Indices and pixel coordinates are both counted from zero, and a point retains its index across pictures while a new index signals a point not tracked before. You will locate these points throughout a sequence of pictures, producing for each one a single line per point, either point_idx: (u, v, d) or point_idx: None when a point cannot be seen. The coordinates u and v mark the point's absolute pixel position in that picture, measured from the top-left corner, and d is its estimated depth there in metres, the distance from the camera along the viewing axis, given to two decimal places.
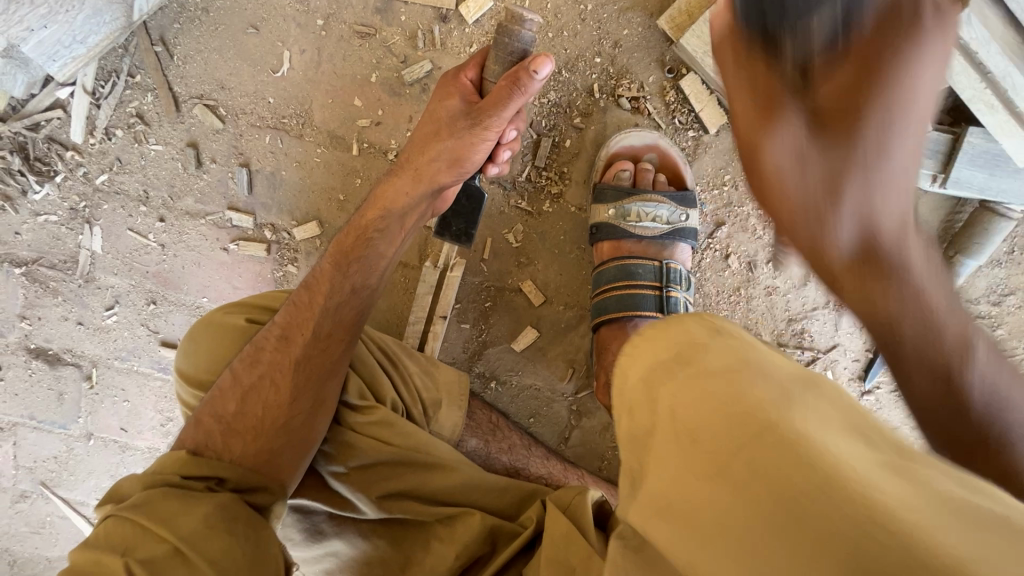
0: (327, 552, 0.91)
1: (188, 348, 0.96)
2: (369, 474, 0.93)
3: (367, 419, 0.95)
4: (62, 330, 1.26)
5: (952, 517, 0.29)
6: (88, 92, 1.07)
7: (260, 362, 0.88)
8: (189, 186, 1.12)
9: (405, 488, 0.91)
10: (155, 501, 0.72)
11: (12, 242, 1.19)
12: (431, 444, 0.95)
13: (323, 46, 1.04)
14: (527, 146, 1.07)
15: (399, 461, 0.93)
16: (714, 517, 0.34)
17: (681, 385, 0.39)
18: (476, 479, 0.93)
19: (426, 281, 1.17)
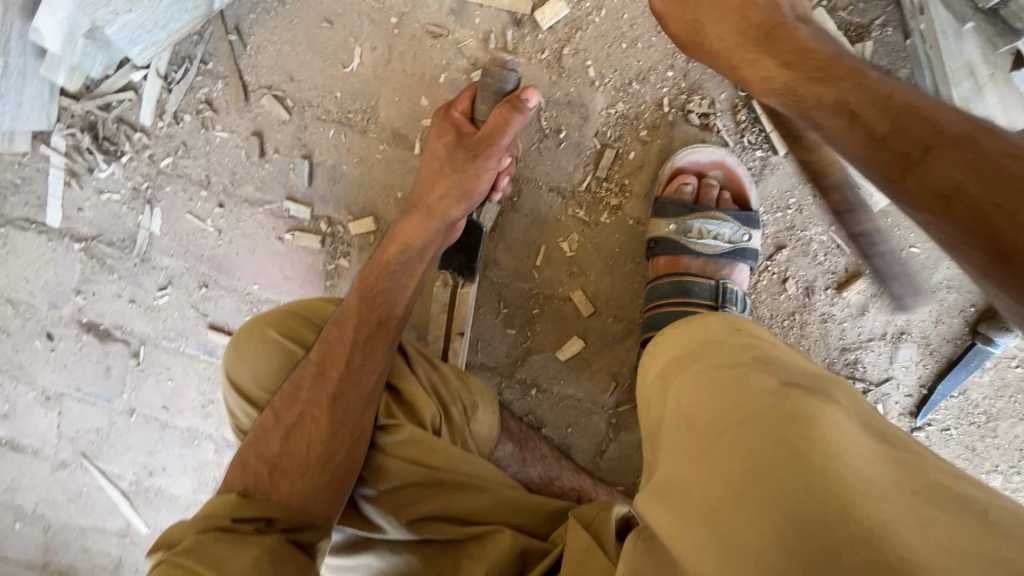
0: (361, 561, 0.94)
1: (230, 354, 0.96)
2: (397, 495, 0.94)
3: (395, 439, 0.94)
4: (115, 307, 1.28)
5: (881, 489, 0.45)
6: (161, 76, 1.08)
7: (303, 392, 0.91)
8: (250, 174, 1.14)
9: (433, 510, 0.92)
10: (206, 545, 0.75)
11: (74, 217, 1.22)
12: (454, 462, 0.94)
13: (394, 43, 1.04)
14: (590, 156, 1.06)
15: (425, 482, 0.93)
16: (725, 473, 0.51)
17: (691, 370, 0.64)
18: (504, 500, 0.94)
19: (439, 299, 1.13)
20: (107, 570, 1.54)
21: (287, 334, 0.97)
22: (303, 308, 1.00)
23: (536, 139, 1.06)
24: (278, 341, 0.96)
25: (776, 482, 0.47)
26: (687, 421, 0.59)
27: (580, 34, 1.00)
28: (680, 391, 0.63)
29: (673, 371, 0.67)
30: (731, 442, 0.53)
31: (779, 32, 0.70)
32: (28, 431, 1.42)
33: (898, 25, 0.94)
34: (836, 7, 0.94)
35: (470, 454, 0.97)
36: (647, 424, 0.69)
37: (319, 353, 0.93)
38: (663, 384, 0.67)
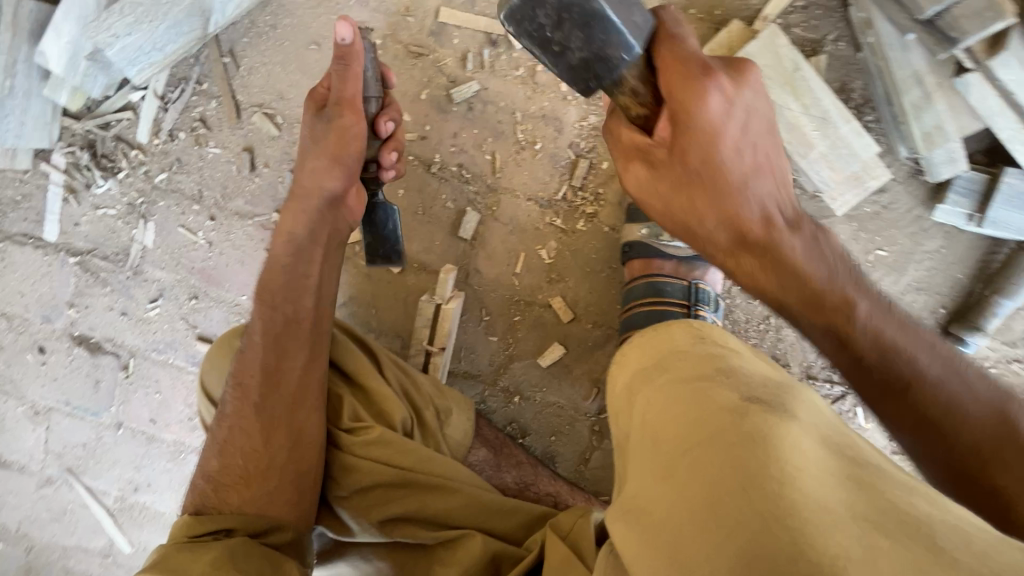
0: None
1: (209, 366, 0.99)
2: (369, 497, 0.94)
3: (363, 444, 0.95)
4: (107, 320, 1.31)
5: (833, 513, 0.47)
6: (159, 96, 1.14)
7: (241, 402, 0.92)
8: (241, 187, 1.18)
9: (405, 511, 0.93)
10: (168, 558, 0.80)
11: (71, 232, 1.26)
12: (431, 463, 0.95)
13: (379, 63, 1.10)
14: (565, 166, 1.10)
15: (395, 485, 0.93)
16: (685, 498, 0.53)
17: (655, 383, 0.65)
18: (475, 498, 0.95)
19: (424, 314, 1.12)
20: None
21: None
22: None
23: (513, 150, 1.11)
24: None
25: (731, 511, 0.49)
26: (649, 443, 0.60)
27: None
28: (643, 410, 0.64)
29: (638, 384, 0.68)
30: (691, 475, 0.53)
31: (778, 241, 0.65)
32: (16, 447, 1.42)
33: (849, 41, 0.99)
34: (790, 24, 1.00)
35: (440, 455, 0.98)
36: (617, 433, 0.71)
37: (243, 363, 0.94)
38: (630, 396, 0.68)
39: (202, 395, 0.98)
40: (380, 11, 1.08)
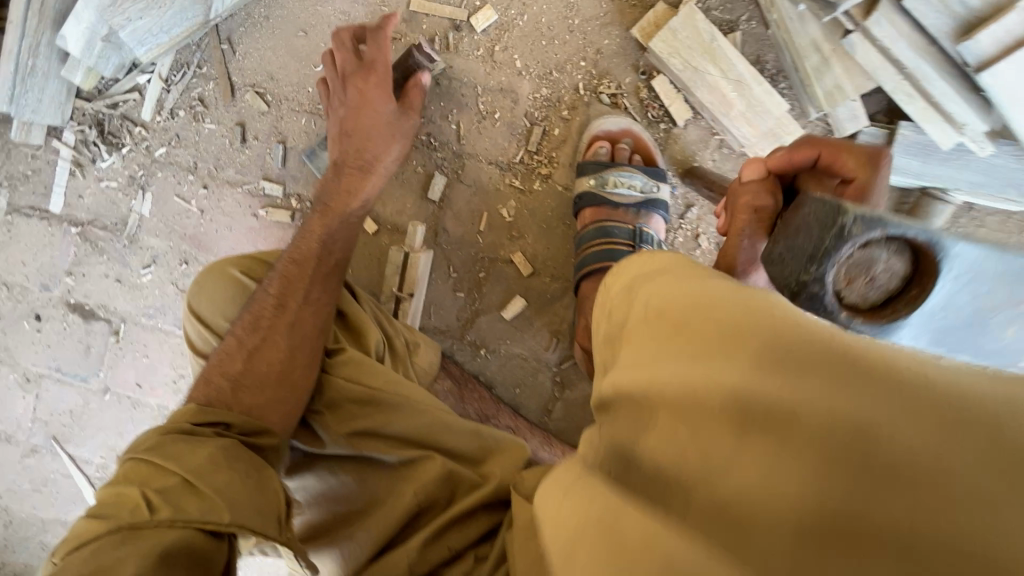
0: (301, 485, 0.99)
1: (197, 287, 1.08)
2: (341, 413, 1.02)
3: (339, 361, 1.05)
4: (101, 286, 1.40)
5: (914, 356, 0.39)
6: (163, 79, 1.29)
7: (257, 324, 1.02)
8: (232, 159, 1.32)
9: (372, 428, 0.99)
10: (164, 445, 0.85)
11: (75, 204, 1.38)
12: (396, 384, 1.03)
13: (357, 47, 1.26)
14: (521, 133, 1.25)
15: (366, 401, 1.01)
16: (739, 344, 0.42)
17: (661, 275, 0.55)
18: (441, 423, 1.01)
19: (393, 262, 1.25)
20: None
21: (247, 272, 1.09)
22: (261, 253, 1.13)
23: (476, 119, 1.25)
24: (237, 277, 1.08)
25: (813, 349, 0.39)
26: (642, 338, 0.50)
27: (508, 35, 1.22)
28: (648, 296, 0.52)
29: (642, 279, 0.57)
30: (747, 322, 0.43)
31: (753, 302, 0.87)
32: (4, 416, 1.47)
33: (760, 20, 1.15)
34: (709, 7, 1.15)
35: (407, 380, 1.07)
36: (605, 337, 0.59)
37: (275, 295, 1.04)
38: (629, 297, 0.57)
39: (189, 313, 1.07)
40: (359, 3, 1.25)
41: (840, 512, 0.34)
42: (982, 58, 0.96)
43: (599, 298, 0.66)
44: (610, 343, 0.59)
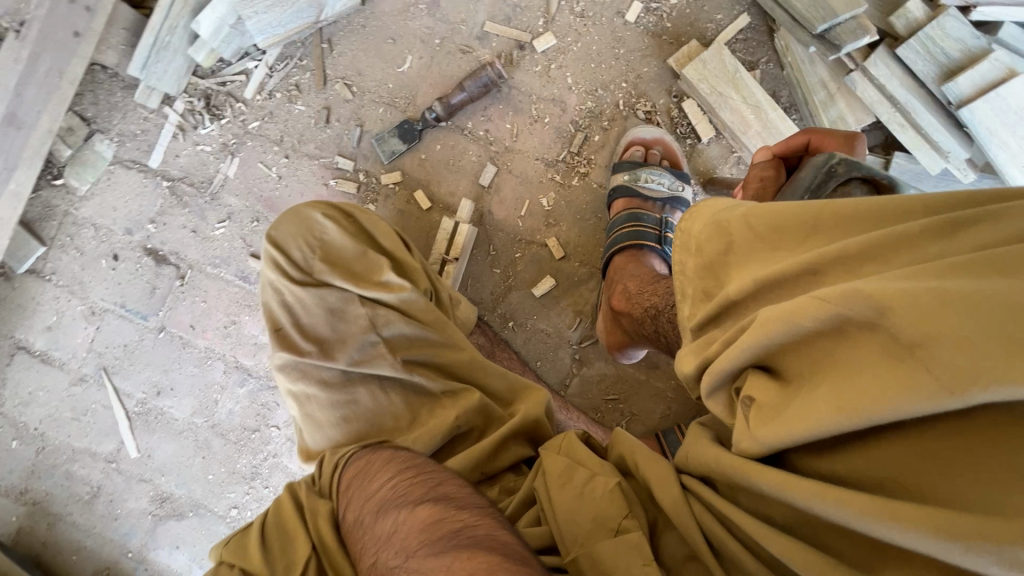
0: (348, 401, 1.08)
1: (281, 224, 1.20)
2: (392, 344, 1.11)
3: (395, 299, 1.14)
4: (178, 235, 1.58)
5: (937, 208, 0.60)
6: (268, 66, 1.53)
7: (372, 523, 0.77)
8: (314, 136, 1.53)
9: (422, 356, 1.12)
10: (252, 543, 0.90)
11: (170, 162, 1.57)
12: (448, 328, 1.17)
13: (435, 55, 1.49)
14: (566, 137, 1.45)
15: (417, 335, 1.13)
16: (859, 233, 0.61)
17: (749, 216, 0.71)
18: (478, 362, 1.14)
19: (445, 229, 1.44)
20: (81, 501, 1.59)
21: (326, 215, 1.21)
22: (340, 204, 1.25)
23: (529, 122, 1.45)
24: (318, 218, 1.20)
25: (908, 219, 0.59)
26: (771, 243, 0.67)
27: (564, 56, 1.44)
28: (746, 216, 0.71)
29: (727, 214, 0.74)
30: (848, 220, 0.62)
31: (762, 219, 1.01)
32: (63, 344, 1.59)
33: (776, 63, 1.37)
34: (735, 49, 1.38)
35: (452, 327, 1.20)
36: (705, 276, 0.74)
37: (381, 534, 0.74)
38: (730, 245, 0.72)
39: (270, 240, 1.18)
40: (441, 20, 1.49)
41: (1009, 230, 0.52)
42: (961, 97, 1.16)
43: (677, 268, 0.80)
44: (713, 270, 0.73)
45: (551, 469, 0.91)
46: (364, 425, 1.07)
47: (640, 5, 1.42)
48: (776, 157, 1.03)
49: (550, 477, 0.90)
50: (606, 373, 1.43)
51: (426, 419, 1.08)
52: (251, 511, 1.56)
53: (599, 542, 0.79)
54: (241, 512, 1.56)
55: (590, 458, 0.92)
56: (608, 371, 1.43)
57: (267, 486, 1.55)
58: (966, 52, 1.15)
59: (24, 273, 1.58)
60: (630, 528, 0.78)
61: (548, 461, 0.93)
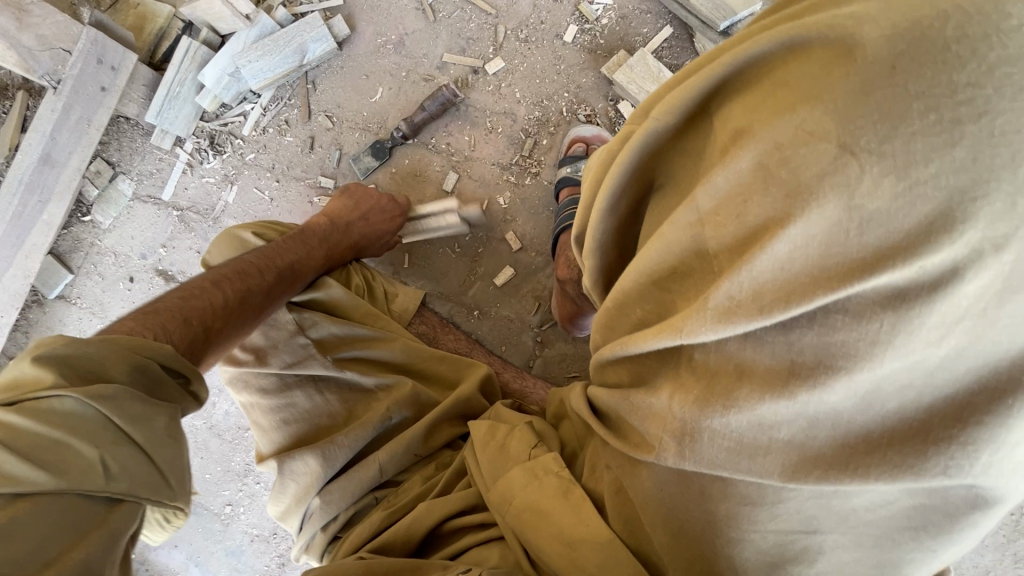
0: (287, 402, 1.18)
1: (217, 249, 1.32)
2: (323, 343, 1.23)
3: (323, 295, 1.29)
4: (185, 257, 1.80)
5: None
6: (263, 106, 1.77)
7: (192, 292, 1.03)
8: (301, 162, 1.75)
9: (355, 352, 1.23)
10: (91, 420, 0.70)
11: (180, 194, 1.80)
12: (380, 324, 1.30)
13: (403, 85, 1.71)
14: (517, 143, 1.62)
15: (346, 332, 1.24)
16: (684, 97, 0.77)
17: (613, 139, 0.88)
18: (411, 347, 1.26)
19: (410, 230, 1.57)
20: None
21: (256, 233, 1.32)
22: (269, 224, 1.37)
23: (484, 134, 1.63)
24: (248, 237, 1.31)
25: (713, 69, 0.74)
26: None
27: (512, 75, 1.64)
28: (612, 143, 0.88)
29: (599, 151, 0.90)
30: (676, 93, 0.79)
31: None
32: None
33: None
34: (661, 56, 1.56)
35: (384, 317, 1.33)
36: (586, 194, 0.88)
37: (194, 285, 1.06)
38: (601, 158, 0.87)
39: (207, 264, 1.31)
40: (407, 56, 1.71)
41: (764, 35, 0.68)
42: None
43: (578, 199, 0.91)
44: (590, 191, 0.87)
45: (478, 432, 1.01)
46: (305, 425, 1.18)
47: (575, 27, 1.62)
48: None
49: (478, 437, 1.00)
50: (567, 352, 1.52)
51: (360, 411, 1.19)
52: (243, 508, 1.65)
53: (512, 471, 0.91)
54: (235, 509, 1.65)
55: (512, 416, 1.06)
56: (569, 351, 1.52)
57: (258, 482, 1.64)
58: None
59: (54, 298, 1.81)
60: (540, 454, 0.92)
61: (475, 428, 1.02)
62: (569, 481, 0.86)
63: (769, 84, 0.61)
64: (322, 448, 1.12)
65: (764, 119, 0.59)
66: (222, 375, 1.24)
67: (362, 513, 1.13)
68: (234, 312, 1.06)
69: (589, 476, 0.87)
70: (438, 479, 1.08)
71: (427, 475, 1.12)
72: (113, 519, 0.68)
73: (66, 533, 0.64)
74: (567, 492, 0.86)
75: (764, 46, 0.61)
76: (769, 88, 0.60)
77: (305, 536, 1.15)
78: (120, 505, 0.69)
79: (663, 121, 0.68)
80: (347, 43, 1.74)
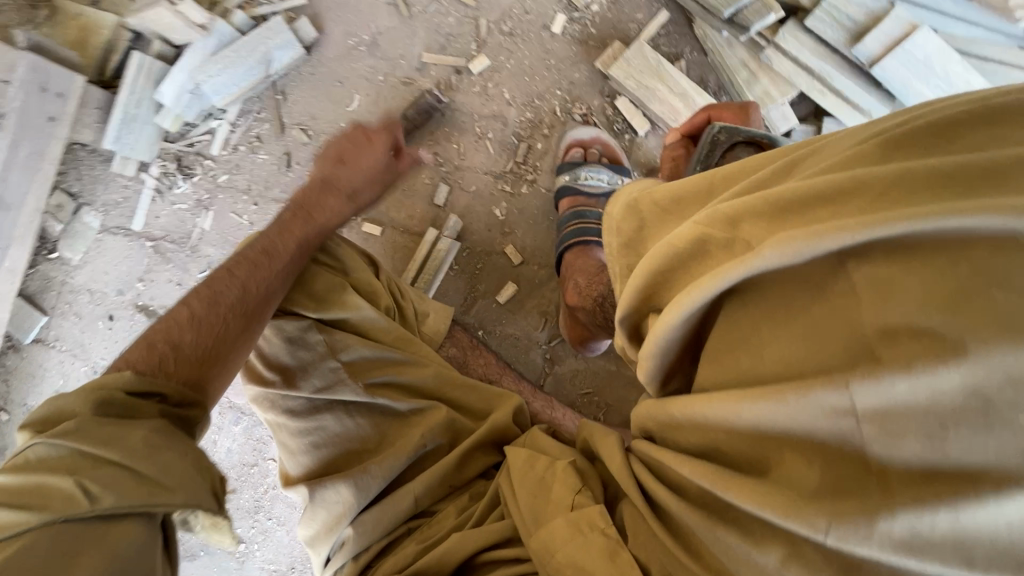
0: (317, 426, 1.12)
1: None
2: (354, 368, 1.15)
3: (353, 314, 1.17)
4: (166, 290, 1.69)
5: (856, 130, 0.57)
6: (230, 122, 1.63)
7: (170, 321, 0.98)
8: (278, 181, 1.63)
9: (385, 377, 1.16)
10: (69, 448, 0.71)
11: (151, 223, 1.68)
12: (412, 347, 1.24)
13: (381, 91, 1.58)
14: (510, 149, 1.52)
15: (377, 356, 1.17)
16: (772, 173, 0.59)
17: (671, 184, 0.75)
18: (445, 374, 1.22)
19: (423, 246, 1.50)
20: None
21: None
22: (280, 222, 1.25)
23: (473, 140, 1.53)
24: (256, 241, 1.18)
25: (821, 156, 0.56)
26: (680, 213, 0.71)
27: (498, 74, 1.52)
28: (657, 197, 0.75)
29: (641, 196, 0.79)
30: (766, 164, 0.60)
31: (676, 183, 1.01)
32: None
33: (699, 50, 1.41)
34: (657, 44, 1.44)
35: (415, 338, 1.28)
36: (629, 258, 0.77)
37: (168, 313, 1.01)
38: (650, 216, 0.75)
39: None
40: (382, 57, 1.58)
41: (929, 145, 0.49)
42: (871, 58, 1.20)
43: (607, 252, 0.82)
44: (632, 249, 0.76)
45: (515, 463, 0.99)
46: (334, 449, 1.12)
47: (563, 16, 1.49)
48: (683, 137, 1.04)
49: (515, 467, 0.99)
50: (579, 368, 1.47)
51: (394, 437, 1.14)
52: (257, 544, 1.61)
53: (555, 521, 0.85)
54: (249, 546, 1.61)
55: (550, 445, 1.04)
56: (581, 366, 1.47)
57: (270, 517, 1.61)
58: (869, 14, 1.20)
59: (30, 342, 1.70)
60: (582, 504, 0.86)
61: (512, 455, 1.01)
62: (615, 542, 0.79)
63: (930, 261, 0.44)
64: (355, 478, 1.07)
65: (929, 318, 0.44)
66: (248, 392, 1.19)
67: (394, 545, 1.06)
68: (204, 330, 0.99)
69: (634, 538, 0.78)
70: (474, 509, 1.04)
71: (461, 505, 1.08)
72: (113, 532, 0.67)
73: (70, 557, 0.63)
74: (613, 555, 0.78)
75: (938, 208, 0.43)
76: (954, 281, 0.43)
77: (331, 565, 1.08)
78: (123, 525, 0.68)
79: (777, 262, 0.50)
80: (314, 47, 1.60)
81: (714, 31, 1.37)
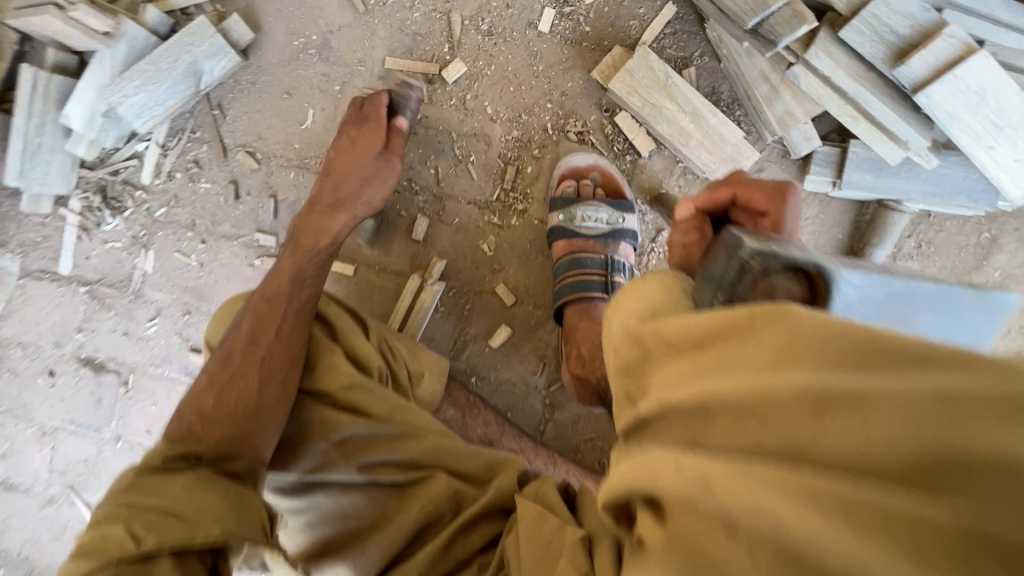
0: (311, 504, 1.01)
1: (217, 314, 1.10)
2: (346, 445, 1.01)
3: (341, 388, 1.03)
4: (110, 341, 1.47)
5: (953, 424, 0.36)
6: (160, 145, 1.37)
7: (198, 400, 0.95)
8: (228, 215, 1.40)
9: (380, 456, 1.01)
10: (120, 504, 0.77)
11: (81, 265, 1.44)
12: (411, 414, 1.06)
13: (339, 104, 1.34)
14: (495, 172, 1.32)
15: (372, 433, 1.02)
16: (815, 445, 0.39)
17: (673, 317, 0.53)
18: (442, 447, 1.03)
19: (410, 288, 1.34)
20: None
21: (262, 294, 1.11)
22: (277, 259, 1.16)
23: (452, 164, 1.32)
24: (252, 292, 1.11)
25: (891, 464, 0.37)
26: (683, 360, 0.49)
27: (477, 83, 1.29)
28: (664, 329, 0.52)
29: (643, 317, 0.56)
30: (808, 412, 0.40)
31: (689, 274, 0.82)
32: (22, 468, 1.53)
33: (711, 56, 1.23)
34: (663, 47, 1.24)
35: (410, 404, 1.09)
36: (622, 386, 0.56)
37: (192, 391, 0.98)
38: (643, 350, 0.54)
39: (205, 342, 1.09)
40: (337, 63, 1.32)
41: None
42: (915, 82, 1.03)
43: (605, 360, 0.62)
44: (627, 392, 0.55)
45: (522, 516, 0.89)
46: (329, 528, 1.00)
47: (552, 11, 1.26)
48: (699, 212, 0.86)
49: (522, 528, 0.88)
50: (581, 413, 1.38)
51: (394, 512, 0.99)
52: None
53: None
54: None
55: (563, 509, 0.91)
56: (583, 411, 1.37)
57: None
58: (917, 27, 1.02)
59: None
60: None
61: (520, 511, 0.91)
62: None
63: None
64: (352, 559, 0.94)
65: None
66: None
67: None
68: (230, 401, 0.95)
69: None
70: None
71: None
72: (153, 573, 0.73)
73: None
74: None
75: None
76: None
77: None
78: (160, 562, 0.74)
79: None
80: (252, 50, 1.33)
81: (730, 35, 1.17)
